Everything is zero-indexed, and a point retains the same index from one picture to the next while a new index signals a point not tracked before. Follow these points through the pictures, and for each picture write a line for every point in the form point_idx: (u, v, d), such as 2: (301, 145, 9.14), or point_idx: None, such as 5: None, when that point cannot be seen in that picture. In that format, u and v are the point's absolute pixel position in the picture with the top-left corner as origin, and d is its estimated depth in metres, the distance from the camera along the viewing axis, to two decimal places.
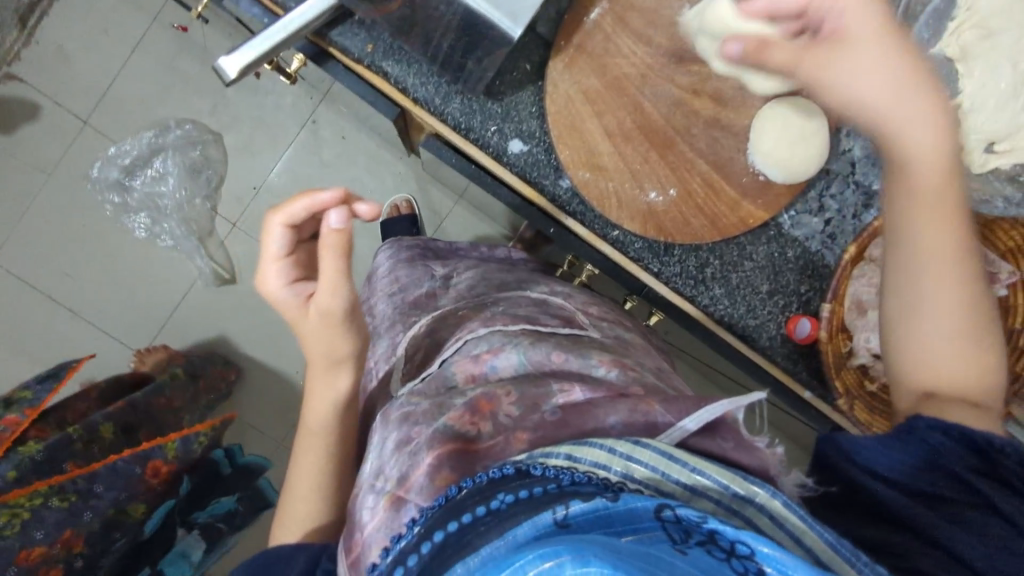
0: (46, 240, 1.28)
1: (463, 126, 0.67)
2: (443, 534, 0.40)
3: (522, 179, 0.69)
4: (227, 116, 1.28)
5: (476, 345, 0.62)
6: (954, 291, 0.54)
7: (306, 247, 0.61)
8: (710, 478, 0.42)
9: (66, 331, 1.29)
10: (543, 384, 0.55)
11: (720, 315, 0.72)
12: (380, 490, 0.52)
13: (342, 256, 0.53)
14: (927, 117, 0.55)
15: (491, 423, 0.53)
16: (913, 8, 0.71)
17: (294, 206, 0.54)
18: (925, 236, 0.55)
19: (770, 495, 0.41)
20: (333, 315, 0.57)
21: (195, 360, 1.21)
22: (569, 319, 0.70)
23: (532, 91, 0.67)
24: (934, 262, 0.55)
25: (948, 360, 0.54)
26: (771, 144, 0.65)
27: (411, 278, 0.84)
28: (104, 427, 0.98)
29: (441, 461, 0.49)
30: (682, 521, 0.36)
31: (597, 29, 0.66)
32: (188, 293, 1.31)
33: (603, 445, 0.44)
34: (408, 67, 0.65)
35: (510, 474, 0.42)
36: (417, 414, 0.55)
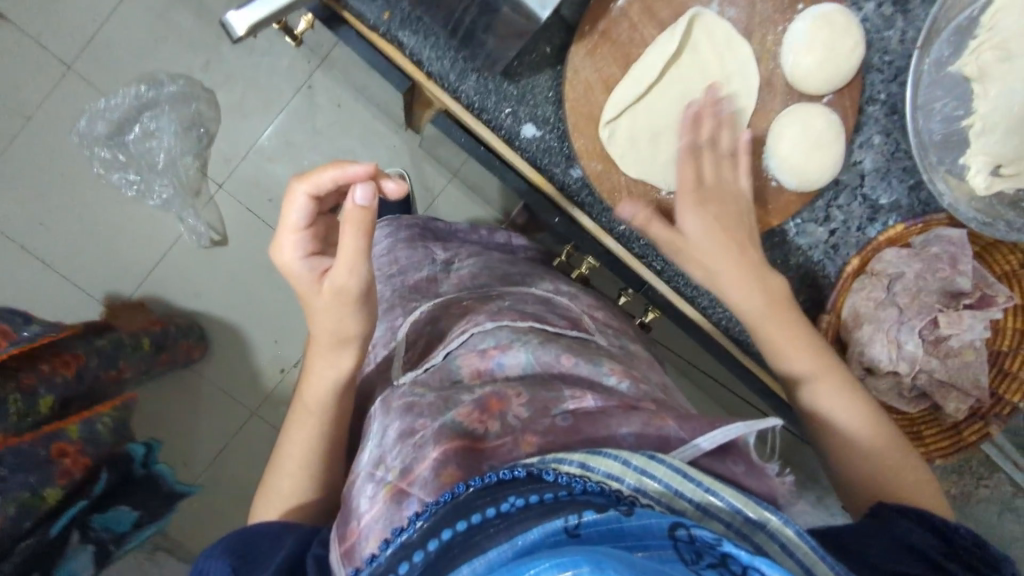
0: (21, 187, 1.22)
1: (476, 105, 0.65)
2: (451, 533, 0.40)
3: (533, 165, 0.68)
4: (220, 74, 1.24)
5: (482, 339, 0.61)
6: (839, 409, 0.59)
7: (324, 221, 0.60)
8: (723, 500, 0.42)
9: (38, 284, 1.24)
10: (555, 389, 0.55)
11: (719, 318, 0.71)
12: (380, 480, 0.50)
13: (362, 234, 0.54)
14: (739, 277, 0.62)
15: (498, 423, 0.52)
16: (939, 25, 0.67)
17: (322, 175, 0.54)
18: (800, 365, 0.60)
19: (782, 522, 0.42)
20: (347, 294, 0.56)
21: (171, 330, 1.17)
22: (575, 321, 0.69)
23: (550, 74, 0.66)
24: (820, 387, 0.60)
25: (862, 460, 0.58)
26: (789, 149, 0.65)
27: (411, 261, 0.82)
28: (44, 400, 0.98)
29: (447, 457, 0.49)
30: (695, 542, 0.36)
31: (623, 17, 0.64)
32: (169, 253, 1.27)
33: (618, 456, 0.43)
34: (424, 39, 0.63)
35: (521, 477, 0.42)
36: (422, 405, 0.54)
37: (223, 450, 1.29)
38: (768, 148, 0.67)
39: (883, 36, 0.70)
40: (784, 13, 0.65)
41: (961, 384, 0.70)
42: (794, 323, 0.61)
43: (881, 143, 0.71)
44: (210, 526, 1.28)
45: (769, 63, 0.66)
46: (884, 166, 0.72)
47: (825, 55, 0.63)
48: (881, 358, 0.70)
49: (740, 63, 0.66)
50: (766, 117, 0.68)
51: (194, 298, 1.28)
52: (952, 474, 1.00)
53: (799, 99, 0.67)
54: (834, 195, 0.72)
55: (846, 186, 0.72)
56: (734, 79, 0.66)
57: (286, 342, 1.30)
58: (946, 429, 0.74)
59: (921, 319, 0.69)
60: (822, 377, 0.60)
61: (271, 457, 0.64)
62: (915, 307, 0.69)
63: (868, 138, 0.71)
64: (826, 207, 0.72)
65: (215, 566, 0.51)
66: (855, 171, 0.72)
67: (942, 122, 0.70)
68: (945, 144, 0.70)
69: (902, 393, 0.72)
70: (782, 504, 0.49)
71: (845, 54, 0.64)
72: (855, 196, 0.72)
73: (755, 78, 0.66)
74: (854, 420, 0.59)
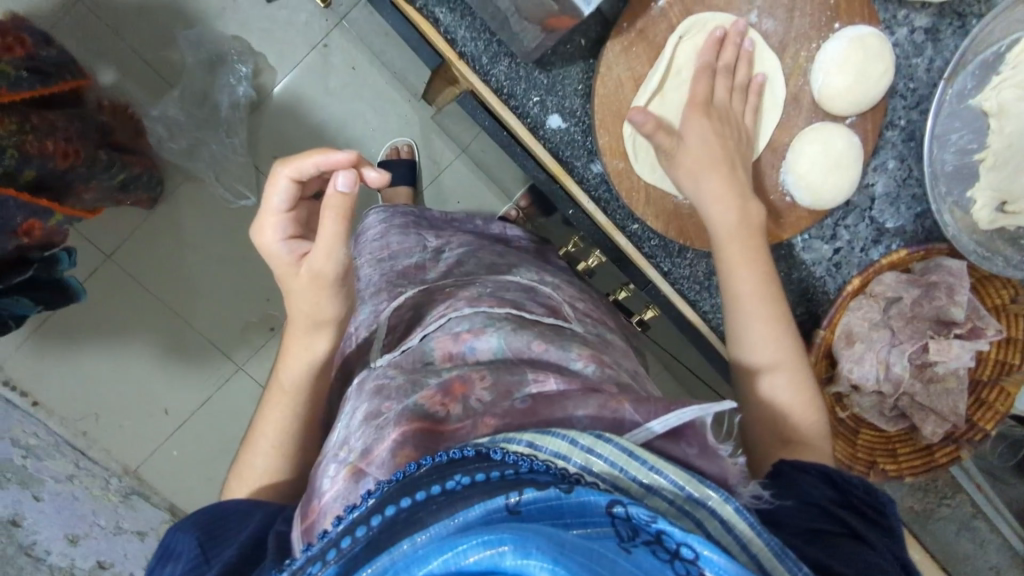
0: None
1: (505, 90, 0.66)
2: (394, 509, 0.40)
3: (554, 156, 0.69)
4: (235, 22, 1.22)
5: (458, 323, 0.62)
6: (768, 331, 0.60)
7: (306, 205, 0.59)
8: (666, 478, 0.43)
9: None
10: (518, 372, 0.56)
11: (717, 325, 0.74)
12: (342, 460, 0.51)
13: (341, 221, 0.52)
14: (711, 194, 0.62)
15: (460, 405, 0.53)
16: (969, 56, 0.68)
17: (304, 160, 0.54)
18: (745, 282, 0.61)
19: (722, 500, 0.42)
20: (323, 278, 0.55)
21: (144, 177, 1.14)
22: (555, 309, 0.71)
23: (582, 66, 0.66)
24: (755, 308, 0.61)
25: (789, 396, 0.59)
26: (808, 166, 0.66)
27: (402, 246, 0.84)
28: (26, 174, 0.83)
29: (406, 438, 0.50)
30: (632, 519, 0.37)
31: (662, 18, 0.65)
32: (167, 201, 1.25)
33: (566, 436, 0.44)
34: (460, 18, 0.64)
35: (470, 456, 0.42)
36: (389, 388, 0.55)
37: (203, 405, 1.30)
38: (786, 164, 0.69)
39: (910, 62, 0.70)
40: (819, 30, 0.66)
41: (940, 408, 0.72)
42: (750, 243, 0.62)
43: (896, 168, 0.73)
44: (184, 476, 1.30)
45: (797, 79, 0.67)
46: (894, 191, 0.73)
47: (856, 77, 0.64)
48: (869, 377, 0.72)
49: (768, 75, 0.67)
50: (789, 132, 0.69)
51: (189, 250, 1.27)
52: (918, 492, 1.04)
53: (823, 117, 0.68)
54: (843, 215, 0.73)
55: (855, 208, 0.73)
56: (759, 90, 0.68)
57: (275, 301, 1.29)
58: (919, 449, 0.76)
59: (913, 344, 0.71)
60: (762, 296, 0.61)
61: (249, 431, 0.64)
62: (909, 331, 0.71)
63: (883, 162, 0.73)
64: (834, 226, 0.74)
65: (182, 540, 0.52)
66: (866, 193, 0.73)
67: (955, 154, 0.71)
68: (956, 175, 0.72)
69: (883, 412, 0.74)
70: (736, 487, 0.48)
71: (875, 78, 0.64)
72: (863, 218, 0.74)
73: (781, 93, 0.67)
74: (773, 351, 0.60)
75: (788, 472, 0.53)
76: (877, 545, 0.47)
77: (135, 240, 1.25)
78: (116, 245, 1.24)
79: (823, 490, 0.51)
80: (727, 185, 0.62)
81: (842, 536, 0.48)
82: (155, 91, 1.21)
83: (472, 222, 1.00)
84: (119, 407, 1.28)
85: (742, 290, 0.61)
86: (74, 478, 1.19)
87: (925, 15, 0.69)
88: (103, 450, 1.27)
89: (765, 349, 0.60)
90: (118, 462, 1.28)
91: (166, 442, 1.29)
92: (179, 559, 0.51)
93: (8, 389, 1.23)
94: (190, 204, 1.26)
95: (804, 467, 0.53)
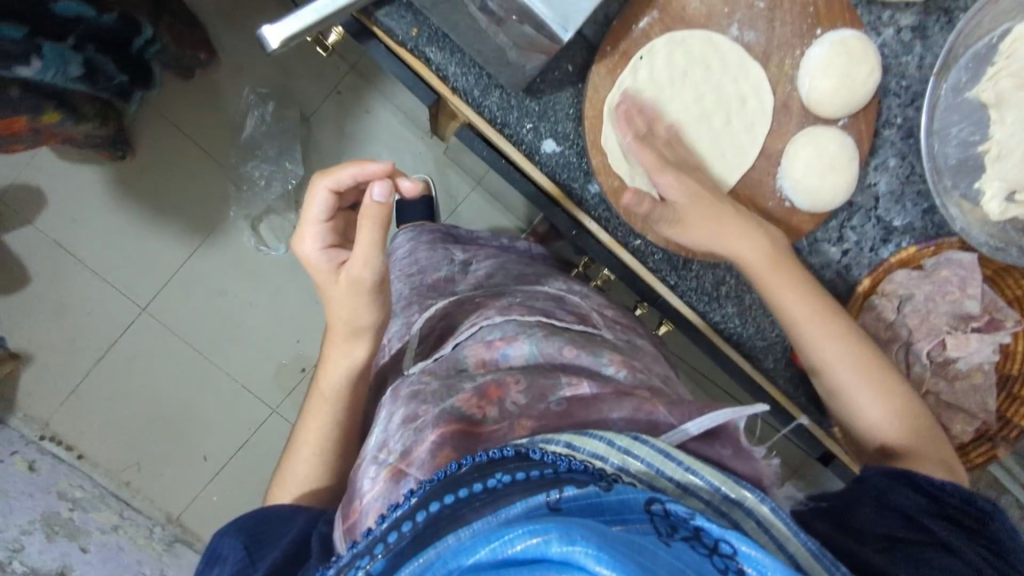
0: (57, 188, 1.26)
1: (498, 120, 0.68)
2: (438, 505, 0.41)
3: (551, 179, 0.70)
4: (253, 75, 1.27)
5: (491, 331, 0.63)
6: (841, 347, 0.61)
7: (343, 215, 0.63)
8: (703, 479, 0.44)
9: (71, 280, 1.28)
10: (553, 375, 0.57)
11: (730, 332, 0.74)
12: (382, 462, 0.52)
13: (378, 229, 0.55)
14: (741, 236, 0.63)
15: (497, 408, 0.54)
16: (956, 51, 0.68)
17: (343, 172, 0.57)
18: (799, 308, 0.62)
19: (758, 500, 0.43)
20: (361, 284, 0.58)
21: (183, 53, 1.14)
22: (583, 317, 0.72)
23: (572, 92, 0.68)
24: (819, 330, 0.62)
25: (888, 404, 0.60)
26: (802, 171, 0.67)
27: (431, 262, 0.86)
28: None
29: (444, 439, 0.52)
30: (670, 516, 0.39)
31: (644, 38, 0.67)
32: (196, 251, 1.30)
33: (603, 436, 0.45)
34: (451, 55, 0.66)
35: (510, 456, 0.43)
36: (426, 392, 0.56)
37: (244, 445, 1.33)
38: (782, 169, 0.69)
39: (900, 61, 0.71)
40: (802, 38, 0.67)
41: (969, 406, 0.72)
42: (790, 270, 0.63)
43: (896, 166, 0.72)
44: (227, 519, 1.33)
45: (785, 86, 0.68)
46: (898, 189, 0.73)
47: (842, 79, 0.65)
48: None
49: (758, 86, 0.68)
50: (783, 138, 0.69)
51: (219, 296, 1.31)
52: None
53: (814, 121, 0.69)
54: (847, 216, 0.73)
55: (860, 208, 0.73)
56: (748, 99, 0.68)
57: (306, 340, 1.33)
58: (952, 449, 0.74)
59: (929, 341, 0.70)
60: (821, 316, 0.62)
61: (288, 445, 0.67)
62: (925, 329, 0.71)
63: (883, 160, 0.72)
64: (839, 228, 0.72)
65: (229, 543, 0.54)
66: (870, 193, 0.73)
67: (958, 147, 0.70)
68: (960, 169, 0.70)
69: None
70: (768, 488, 0.50)
71: (861, 81, 0.65)
72: (869, 218, 0.73)
73: (770, 101, 0.68)
74: (848, 367, 0.61)
75: (878, 482, 0.54)
76: (970, 560, 0.49)
77: (169, 292, 1.30)
78: (151, 297, 1.29)
79: (913, 498, 0.53)
80: (741, 226, 0.64)
81: (931, 547, 0.50)
82: (178, 145, 1.27)
83: (497, 239, 1.00)
84: (163, 456, 1.32)
85: (801, 317, 0.62)
86: (118, 528, 1.27)
87: (910, 14, 0.70)
88: (145, 499, 1.31)
89: (840, 368, 0.61)
90: (162, 509, 1.31)
91: (207, 488, 1.32)
92: (226, 562, 0.53)
93: (55, 445, 1.28)
94: (218, 251, 1.30)
95: (888, 472, 0.55)
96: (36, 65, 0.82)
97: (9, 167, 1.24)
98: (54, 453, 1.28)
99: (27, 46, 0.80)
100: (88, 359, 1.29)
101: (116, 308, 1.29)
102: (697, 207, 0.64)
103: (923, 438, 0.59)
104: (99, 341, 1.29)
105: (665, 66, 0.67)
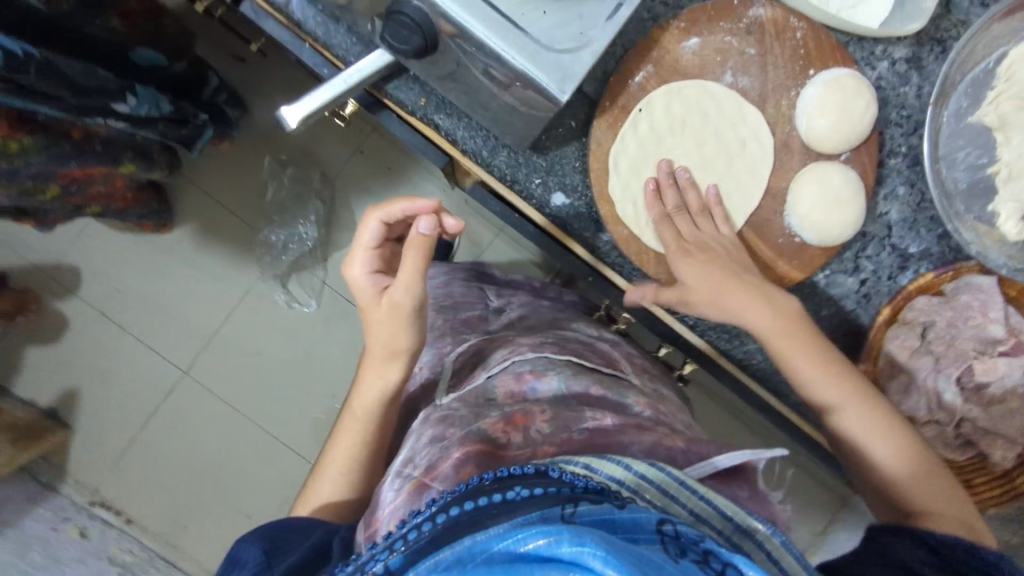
0: (103, 264, 1.34)
1: (508, 177, 0.71)
2: (458, 510, 0.42)
3: (564, 230, 0.72)
4: (282, 144, 1.34)
5: (521, 365, 0.65)
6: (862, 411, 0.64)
7: (391, 246, 0.68)
8: (713, 506, 0.45)
9: (117, 349, 1.34)
10: (577, 410, 0.58)
11: (753, 367, 0.74)
12: (407, 476, 0.54)
13: (423, 259, 0.61)
14: (752, 304, 0.65)
15: (521, 435, 0.54)
16: (953, 79, 0.70)
17: (395, 206, 0.63)
18: (819, 377, 0.64)
19: (770, 533, 0.44)
20: (401, 309, 0.63)
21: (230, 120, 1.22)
22: (612, 362, 0.73)
23: (576, 146, 0.71)
24: (840, 395, 0.64)
25: (907, 468, 0.62)
26: (808, 206, 0.68)
27: (465, 299, 0.89)
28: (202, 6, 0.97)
29: (468, 457, 0.52)
30: (681, 538, 0.39)
31: (641, 91, 0.69)
32: (232, 312, 1.35)
33: (620, 461, 0.46)
34: (457, 120, 0.69)
35: (530, 473, 0.44)
36: (455, 417, 0.58)
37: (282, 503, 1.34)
38: (789, 205, 0.70)
39: (898, 92, 0.71)
40: (796, 78, 0.69)
41: (1006, 431, 0.71)
42: (809, 340, 0.65)
43: (906, 194, 0.72)
44: None
45: (785, 126, 0.70)
46: (911, 216, 0.72)
47: (839, 115, 0.67)
48: (921, 410, 0.71)
49: (757, 127, 0.70)
50: (786, 176, 0.71)
51: (256, 354, 1.35)
52: None
53: (816, 157, 0.70)
54: (862, 246, 0.72)
55: (874, 238, 0.73)
56: (748, 142, 0.70)
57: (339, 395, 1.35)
58: (998, 477, 0.74)
59: (958, 367, 0.69)
60: (843, 380, 0.64)
61: (318, 462, 0.69)
62: (951, 354, 0.70)
63: (892, 189, 0.72)
64: (855, 258, 0.72)
65: (247, 550, 0.56)
66: (881, 223, 0.73)
67: (966, 171, 0.71)
68: (971, 193, 0.71)
69: (948, 442, 0.73)
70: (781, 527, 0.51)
71: (858, 113, 0.67)
72: (883, 246, 0.73)
73: (770, 144, 0.70)
74: (869, 431, 0.63)
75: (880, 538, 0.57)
76: None
77: (208, 355, 1.35)
78: (192, 360, 1.34)
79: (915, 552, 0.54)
80: (753, 293, 0.65)
81: None
82: (210, 214, 1.34)
83: (529, 283, 1.02)
84: (206, 513, 1.34)
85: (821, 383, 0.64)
86: None
87: (903, 46, 0.71)
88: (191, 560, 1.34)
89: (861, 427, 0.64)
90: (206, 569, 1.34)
91: None
92: (244, 566, 0.54)
93: (105, 510, 1.32)
94: (253, 310, 1.35)
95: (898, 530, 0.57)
96: (133, 102, 0.84)
97: (60, 248, 1.33)
98: (104, 518, 1.32)
99: (123, 85, 0.82)
100: (132, 425, 1.34)
101: (159, 374, 1.34)
102: (714, 263, 0.66)
103: (941, 500, 0.60)
104: (145, 405, 1.34)
105: (665, 116, 0.70)
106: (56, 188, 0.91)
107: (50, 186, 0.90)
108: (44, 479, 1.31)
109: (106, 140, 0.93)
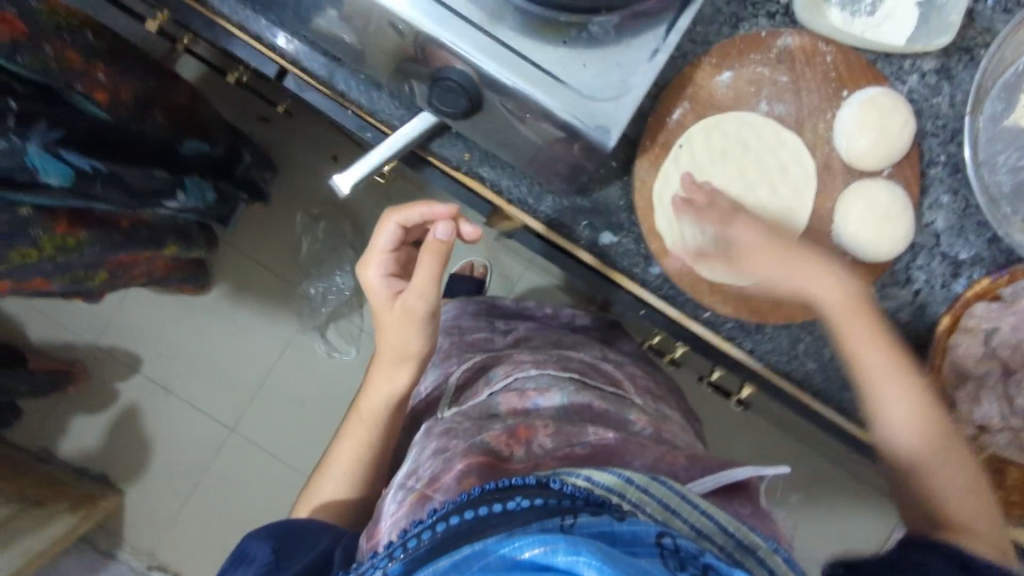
0: (146, 329, 1.37)
1: (556, 222, 0.72)
2: (459, 520, 0.46)
3: (612, 268, 0.73)
4: (313, 202, 1.38)
5: (526, 382, 0.69)
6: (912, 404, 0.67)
7: (407, 249, 0.70)
8: (713, 520, 0.49)
9: (166, 413, 1.37)
10: (580, 426, 0.62)
11: (816, 388, 0.75)
12: (409, 488, 0.59)
13: (439, 264, 0.62)
14: (822, 278, 0.67)
15: (524, 448, 0.60)
16: (986, 85, 0.70)
17: (412, 210, 0.64)
18: (880, 362, 0.67)
19: (767, 547, 0.49)
20: (414, 313, 0.65)
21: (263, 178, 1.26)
22: (615, 381, 0.77)
23: (619, 184, 0.72)
24: (893, 383, 0.67)
25: (942, 467, 0.67)
26: (857, 224, 0.69)
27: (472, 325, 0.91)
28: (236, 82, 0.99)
29: (470, 468, 0.57)
30: (678, 551, 0.42)
31: (678, 127, 0.71)
32: (275, 365, 1.37)
33: (620, 474, 0.50)
34: (501, 171, 0.72)
35: (531, 484, 0.48)
36: (458, 430, 0.63)
37: None
38: (836, 225, 0.71)
39: (931, 102, 0.72)
40: (830, 101, 0.71)
41: None
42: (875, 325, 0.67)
43: (951, 202, 0.72)
44: None
45: (824, 147, 0.71)
46: (958, 223, 0.72)
47: (879, 132, 0.68)
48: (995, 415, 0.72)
49: (798, 151, 0.71)
50: (831, 196, 0.72)
51: (300, 403, 1.37)
52: None
53: (859, 175, 0.71)
54: (911, 257, 0.72)
55: (922, 247, 0.72)
56: (789, 166, 0.71)
57: None
58: None
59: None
60: (900, 367, 0.67)
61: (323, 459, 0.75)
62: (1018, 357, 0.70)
63: (936, 198, 0.72)
64: (905, 270, 0.72)
65: (257, 548, 0.62)
66: (928, 231, 0.72)
67: (1009, 173, 0.71)
68: (1015, 195, 0.71)
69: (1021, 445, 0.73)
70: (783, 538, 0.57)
71: (897, 130, 0.68)
72: (933, 255, 0.72)
73: (812, 166, 0.71)
74: (920, 424, 0.67)
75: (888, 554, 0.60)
76: None
77: (253, 411, 1.37)
78: (237, 417, 1.37)
79: None
80: (820, 265, 0.67)
81: None
82: (246, 274, 1.38)
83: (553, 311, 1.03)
84: None
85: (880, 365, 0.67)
86: None
87: (932, 59, 0.72)
88: None
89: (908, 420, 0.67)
90: None
91: None
92: (251, 563, 0.62)
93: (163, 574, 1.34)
94: (294, 363, 1.37)
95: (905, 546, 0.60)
96: (183, 197, 0.90)
97: (105, 318, 1.37)
98: None
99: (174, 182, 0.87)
100: (184, 486, 1.35)
101: (208, 434, 1.36)
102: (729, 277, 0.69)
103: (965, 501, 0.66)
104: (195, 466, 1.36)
105: (705, 147, 0.71)
106: (104, 274, 0.95)
107: (99, 273, 0.94)
108: (104, 547, 1.34)
109: (153, 226, 0.96)
